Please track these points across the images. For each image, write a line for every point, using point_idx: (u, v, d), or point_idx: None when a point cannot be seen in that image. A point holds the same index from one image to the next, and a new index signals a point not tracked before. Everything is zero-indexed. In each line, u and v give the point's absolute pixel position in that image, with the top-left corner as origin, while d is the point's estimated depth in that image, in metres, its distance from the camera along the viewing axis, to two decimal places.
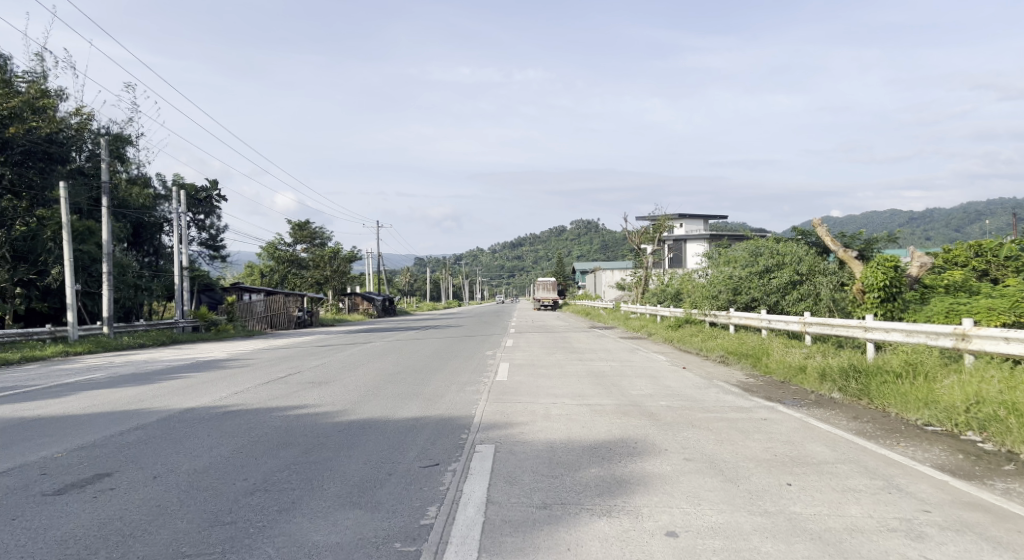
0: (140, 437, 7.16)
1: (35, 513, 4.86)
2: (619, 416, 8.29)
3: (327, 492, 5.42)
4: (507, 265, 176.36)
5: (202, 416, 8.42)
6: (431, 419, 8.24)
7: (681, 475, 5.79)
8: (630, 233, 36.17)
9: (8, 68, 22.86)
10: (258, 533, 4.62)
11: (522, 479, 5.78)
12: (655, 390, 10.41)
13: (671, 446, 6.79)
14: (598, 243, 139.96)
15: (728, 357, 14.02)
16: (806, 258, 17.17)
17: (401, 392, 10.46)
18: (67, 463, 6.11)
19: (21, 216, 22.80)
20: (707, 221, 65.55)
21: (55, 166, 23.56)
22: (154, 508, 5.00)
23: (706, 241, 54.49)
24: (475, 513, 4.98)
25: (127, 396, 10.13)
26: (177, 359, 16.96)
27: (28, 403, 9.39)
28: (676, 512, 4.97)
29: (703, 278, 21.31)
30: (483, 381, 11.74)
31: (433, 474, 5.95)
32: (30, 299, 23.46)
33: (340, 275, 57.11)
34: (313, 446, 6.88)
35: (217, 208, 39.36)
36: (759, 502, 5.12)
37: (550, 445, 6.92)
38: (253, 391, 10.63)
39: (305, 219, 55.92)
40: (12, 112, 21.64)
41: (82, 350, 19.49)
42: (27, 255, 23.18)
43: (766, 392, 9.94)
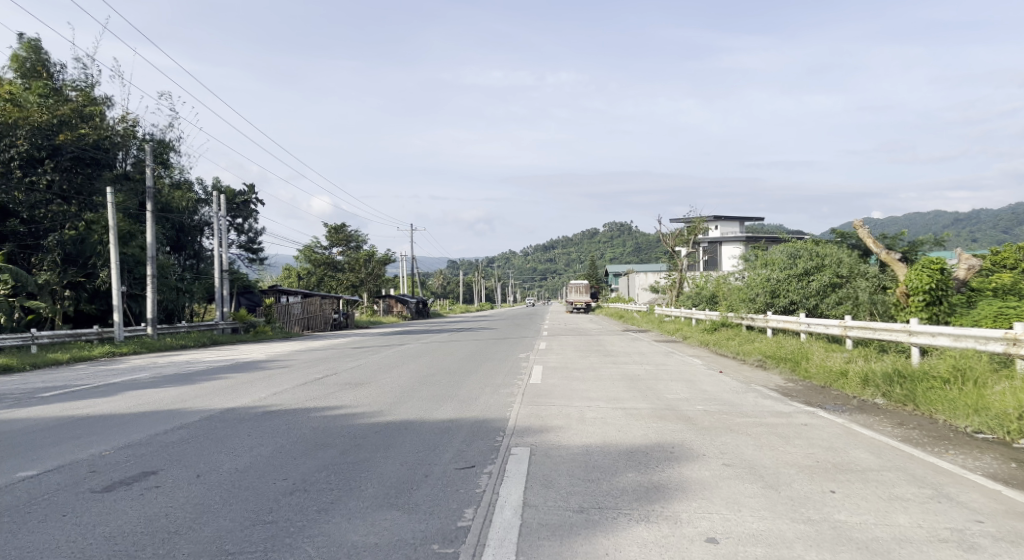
0: (183, 437, 7.31)
1: (85, 510, 4.99)
2: (655, 420, 8.24)
3: (365, 492, 5.48)
4: (540, 267, 176.18)
5: (243, 416, 8.59)
6: (465, 421, 8.28)
7: (720, 481, 5.72)
8: (664, 236, 35.94)
9: (57, 76, 23.84)
10: (298, 533, 4.67)
11: (558, 483, 5.77)
12: (691, 394, 10.27)
13: (709, 451, 6.71)
14: (632, 246, 139.12)
15: (766, 361, 13.77)
16: (846, 260, 16.91)
17: (436, 394, 10.50)
18: (114, 461, 6.26)
19: (70, 220, 23.29)
20: (743, 224, 64.74)
21: (102, 172, 24.18)
22: (198, 506, 5.11)
23: (743, 243, 53.78)
24: (512, 516, 4.98)
25: (172, 396, 10.37)
26: (218, 360, 17.34)
27: (77, 402, 9.66)
28: (716, 518, 4.91)
29: (739, 281, 21.01)
30: (518, 383, 11.75)
31: (469, 475, 5.98)
32: (80, 301, 24.11)
33: (375, 278, 57.70)
34: (351, 446, 6.98)
35: (256, 211, 40.05)
36: (802, 509, 5.03)
37: (586, 448, 6.89)
38: (291, 392, 10.81)
39: (341, 223, 56.24)
40: (61, 120, 22.62)
41: (127, 351, 20.02)
42: (76, 258, 23.70)
43: (806, 397, 9.76)
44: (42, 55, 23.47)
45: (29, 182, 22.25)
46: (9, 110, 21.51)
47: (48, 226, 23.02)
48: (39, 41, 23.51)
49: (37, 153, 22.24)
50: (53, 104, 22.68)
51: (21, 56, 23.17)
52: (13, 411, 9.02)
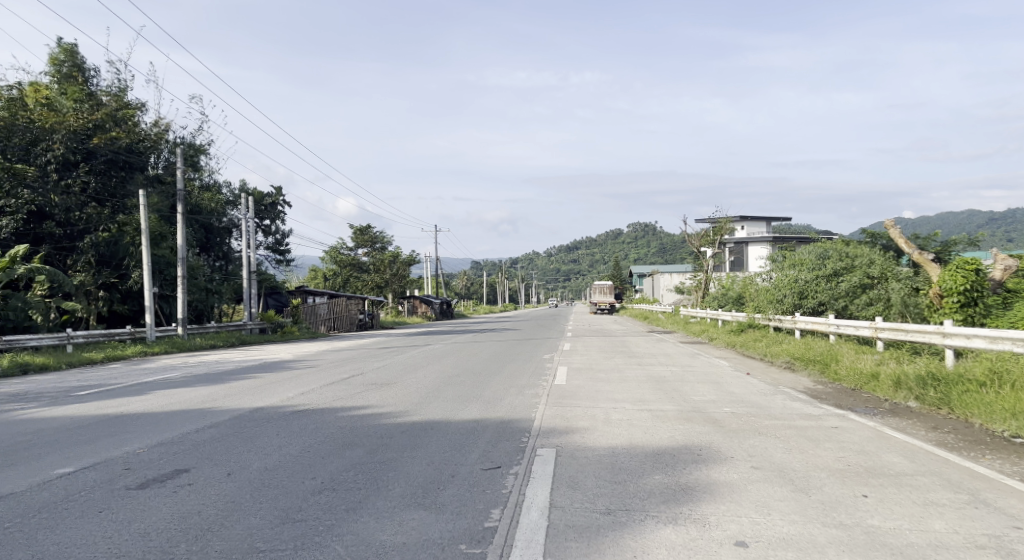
0: (213, 435, 7.41)
1: (121, 507, 5.08)
2: (682, 422, 8.17)
3: (393, 492, 5.51)
4: (564, 268, 175.92)
5: (271, 415, 8.69)
6: (490, 422, 8.28)
7: (749, 484, 5.66)
8: (689, 237, 35.63)
9: (92, 81, 24.25)
10: (326, 532, 4.71)
11: (585, 484, 5.76)
12: (718, 396, 10.17)
13: (738, 453, 6.64)
14: (657, 246, 138.29)
15: (794, 363, 13.60)
16: (878, 261, 16.69)
17: (461, 395, 10.52)
18: (148, 458, 6.38)
19: (104, 222, 23.66)
20: (770, 224, 64.05)
21: (135, 175, 24.66)
22: (229, 504, 5.18)
23: (770, 243, 53.16)
24: (539, 517, 4.98)
25: (202, 395, 10.51)
26: (247, 360, 17.54)
27: (111, 401, 9.83)
28: (745, 522, 4.86)
29: (766, 282, 20.78)
30: (542, 385, 11.72)
31: (495, 476, 5.99)
32: (113, 301, 24.61)
33: (400, 279, 58.02)
34: (378, 446, 7.02)
35: (283, 213, 40.53)
36: (834, 514, 4.96)
37: (612, 450, 6.85)
38: (318, 392, 10.90)
39: (367, 224, 56.60)
40: (95, 123, 23.23)
41: (158, 351, 20.34)
42: (110, 260, 24.10)
43: (836, 400, 9.62)
44: (78, 59, 23.98)
45: (65, 185, 22.76)
46: (46, 115, 22.09)
47: (83, 228, 23.42)
48: (76, 45, 24.03)
49: (72, 157, 22.77)
50: (88, 109, 23.28)
51: (59, 59, 23.69)
52: (49, 409, 9.21)
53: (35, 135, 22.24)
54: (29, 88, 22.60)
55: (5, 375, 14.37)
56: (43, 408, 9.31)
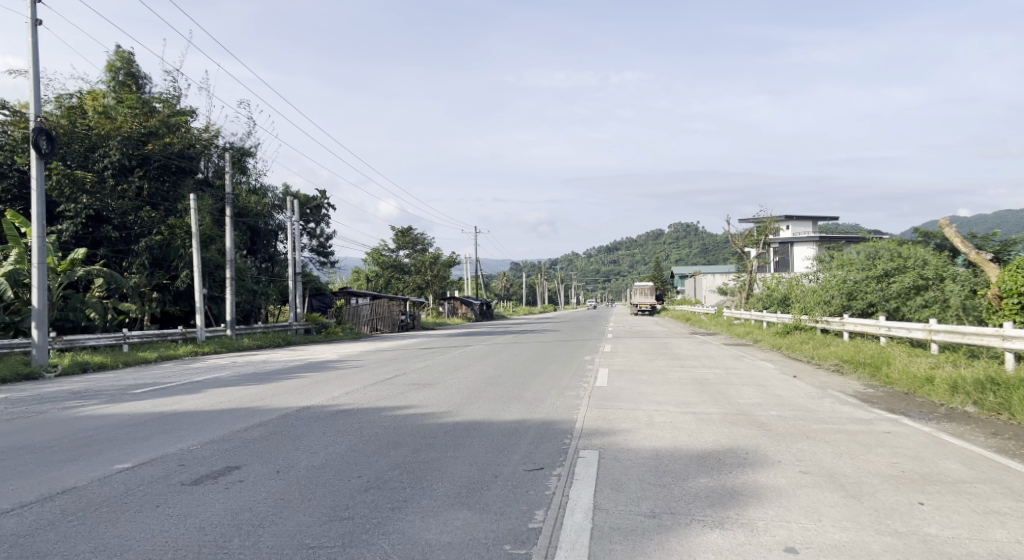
0: (262, 434, 7.57)
1: (177, 501, 5.23)
2: (728, 425, 8.06)
3: (437, 492, 5.55)
4: (604, 269, 175.10)
5: (317, 414, 8.83)
6: (532, 423, 8.28)
7: (799, 489, 5.55)
8: (732, 237, 35.07)
9: (144, 88, 25.03)
10: (374, 529, 4.77)
11: (629, 487, 5.71)
12: (764, 399, 9.99)
13: (786, 458, 6.51)
14: (699, 247, 136.77)
15: (843, 366, 13.31)
16: (932, 260, 16.23)
17: (503, 396, 10.54)
18: (201, 456, 6.54)
19: (155, 225, 24.23)
20: (816, 224, 62.78)
21: (186, 179, 25.40)
22: (279, 502, 5.28)
23: (816, 243, 51.96)
24: (583, 519, 4.96)
25: (249, 394, 10.72)
26: (292, 360, 17.87)
27: (165, 399, 10.10)
28: (794, 527, 4.77)
29: (813, 283, 20.34)
30: (584, 386, 11.66)
31: (538, 477, 5.99)
32: (166, 303, 25.23)
33: (440, 280, 58.41)
34: (421, 446, 7.08)
35: (327, 216, 41.18)
36: (888, 521, 4.84)
37: (656, 453, 6.79)
38: (362, 391, 11.04)
39: (408, 226, 57.11)
40: (151, 130, 24.00)
41: (209, 351, 20.86)
42: (163, 262, 24.76)
43: (888, 404, 9.36)
44: (133, 67, 24.90)
45: (121, 190, 23.56)
46: (102, 122, 22.95)
47: (138, 232, 24.13)
48: (132, 54, 24.95)
49: (128, 162, 23.63)
50: (143, 116, 24.04)
51: (115, 67, 24.61)
52: (106, 406, 9.54)
53: (93, 141, 23.15)
54: (87, 96, 23.57)
55: (65, 373, 14.89)
56: (101, 405, 9.64)
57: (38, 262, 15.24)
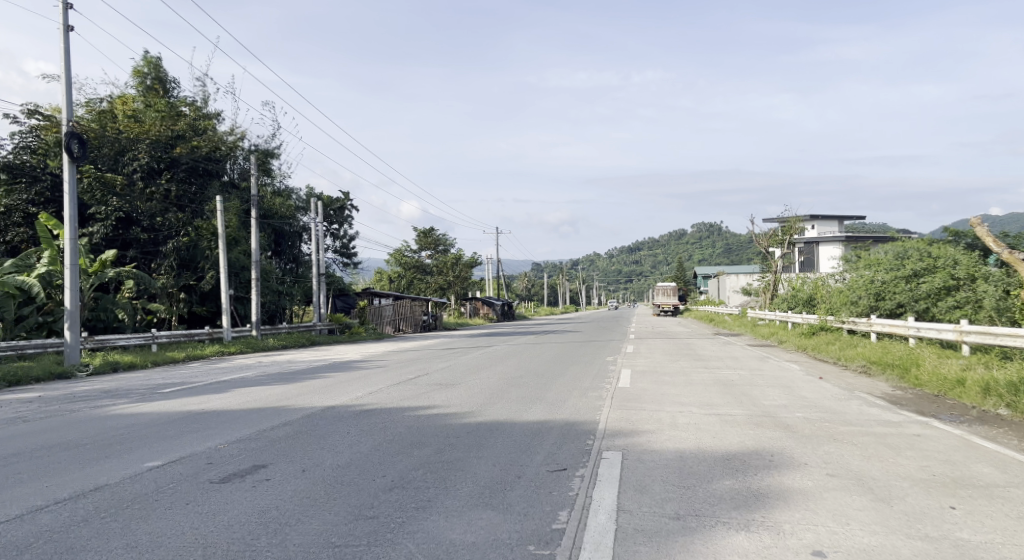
0: (287, 433, 7.64)
1: (206, 499, 5.31)
2: (753, 427, 7.99)
3: (460, 492, 5.57)
4: (627, 269, 174.32)
5: (342, 414, 8.90)
6: (555, 424, 8.26)
7: (826, 492, 5.48)
8: (757, 237, 34.73)
9: (171, 92, 25.51)
10: (398, 529, 4.80)
11: (653, 488, 5.68)
12: (790, 401, 9.89)
13: (812, 460, 6.44)
14: (723, 246, 135.60)
15: (871, 367, 13.11)
16: (963, 260, 15.93)
17: (525, 397, 10.53)
18: (228, 455, 6.62)
19: (181, 226, 24.50)
20: (843, 223, 61.88)
21: (212, 181, 25.70)
22: (305, 500, 5.33)
23: (842, 243, 51.20)
24: (607, 520, 4.95)
25: (274, 394, 10.83)
26: (316, 360, 18.04)
27: (193, 398, 10.25)
28: (822, 531, 4.71)
29: (840, 283, 20.10)
30: (607, 387, 11.62)
31: (562, 478, 5.98)
32: (192, 303, 25.59)
33: (462, 280, 58.60)
34: (444, 446, 7.11)
35: (350, 217, 41.46)
36: (918, 525, 4.76)
37: (680, 454, 6.75)
38: (386, 391, 11.11)
39: (430, 227, 57.35)
40: (179, 133, 24.42)
41: (234, 351, 21.13)
42: (190, 262, 25.07)
43: (918, 406, 9.22)
44: (161, 72, 25.40)
45: (149, 192, 23.90)
46: (131, 125, 23.36)
47: (166, 234, 24.46)
48: (160, 59, 25.42)
49: (157, 165, 24.02)
50: (171, 119, 24.42)
51: (143, 72, 25.09)
52: (135, 405, 9.70)
53: (123, 145, 23.53)
54: (118, 101, 24.03)
55: (96, 372, 15.15)
56: (131, 404, 9.80)
57: (70, 263, 15.53)
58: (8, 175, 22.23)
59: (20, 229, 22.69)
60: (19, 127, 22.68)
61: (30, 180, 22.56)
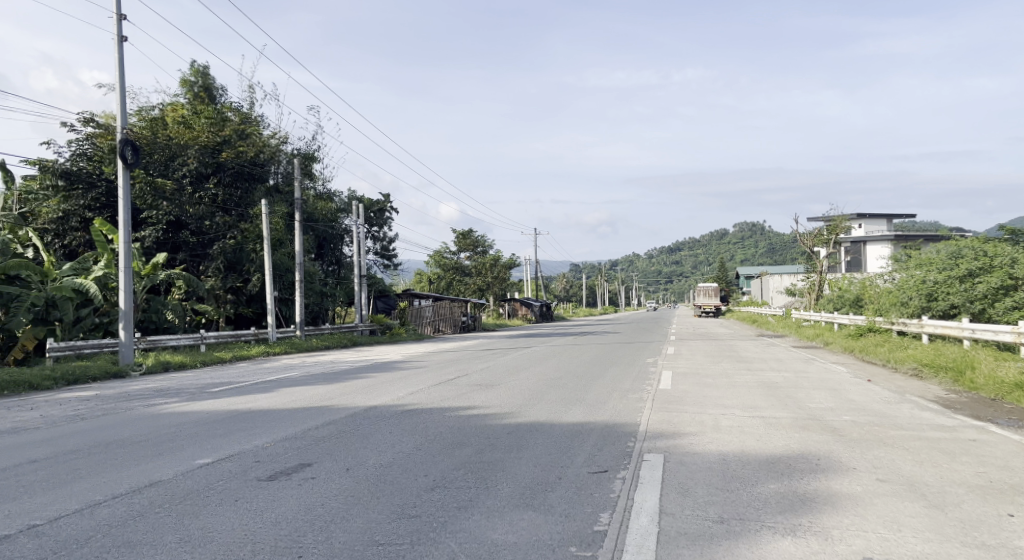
0: (330, 432, 7.76)
1: (255, 496, 5.42)
2: (798, 430, 7.84)
3: (501, 492, 5.59)
4: (667, 270, 172.69)
5: (384, 414, 9.00)
6: (595, 426, 8.22)
7: (876, 498, 5.35)
8: (802, 237, 34.07)
9: (218, 98, 26.39)
10: (441, 528, 4.84)
11: (695, 491, 5.62)
12: (837, 404, 9.67)
13: (861, 464, 6.29)
14: (766, 246, 133.19)
15: (923, 370, 12.75)
16: (1021, 260, 15.41)
17: (566, 398, 10.50)
18: (274, 453, 6.75)
19: (229, 230, 25.00)
20: (892, 222, 60.31)
21: (257, 185, 26.17)
22: (349, 498, 5.41)
23: (891, 242, 49.82)
24: (649, 523, 4.91)
25: (318, 394, 11.01)
26: (359, 360, 18.31)
27: (240, 398, 10.48)
28: (872, 537, 4.60)
29: (890, 283, 19.59)
30: (647, 389, 11.54)
31: (603, 480, 5.95)
32: (239, 304, 26.19)
33: (502, 281, 58.76)
34: (485, 446, 7.14)
35: (390, 219, 42.02)
36: (975, 533, 4.62)
37: (723, 457, 6.65)
38: (426, 391, 11.19)
39: (469, 228, 57.69)
40: (225, 139, 24.94)
41: (279, 351, 21.56)
42: (237, 265, 25.53)
43: (973, 410, 8.93)
44: (207, 80, 26.32)
45: (197, 197, 24.49)
46: (181, 131, 24.11)
47: (213, 237, 24.95)
48: (208, 68, 26.26)
49: (205, 170, 24.59)
50: (218, 125, 25.03)
51: (190, 81, 26.09)
52: (185, 404, 9.96)
53: (173, 151, 24.28)
54: (169, 109, 24.90)
55: (148, 372, 15.58)
56: (181, 403, 10.07)
57: (124, 266, 16.02)
58: (66, 181, 22.97)
59: (77, 233, 23.46)
60: (76, 135, 23.48)
61: (87, 187, 23.28)
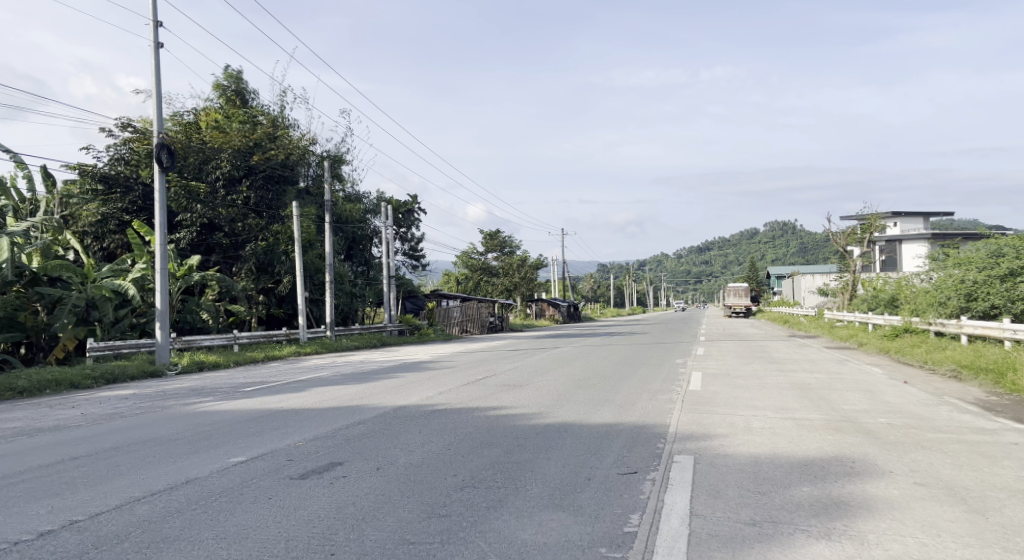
0: (360, 432, 7.82)
1: (288, 494, 5.50)
2: (831, 432, 7.72)
3: (530, 492, 5.59)
4: (696, 270, 171.08)
5: (413, 414, 9.05)
6: (625, 427, 8.17)
7: (913, 502, 5.24)
8: (835, 235, 33.52)
9: (249, 100, 26.88)
10: (471, 528, 4.85)
11: (727, 493, 5.56)
12: (872, 405, 9.50)
13: (897, 468, 6.18)
14: (797, 246, 131.23)
15: (962, 372, 12.45)
16: None
17: (594, 398, 10.46)
18: (306, 452, 6.84)
19: (261, 232, 25.38)
20: (929, 220, 58.98)
21: (287, 187, 26.50)
22: (379, 497, 5.45)
23: (929, 241, 48.73)
24: (679, 524, 4.88)
25: (348, 393, 11.11)
26: (387, 360, 18.46)
27: (271, 397, 10.62)
28: (910, 542, 4.51)
29: (928, 283, 19.16)
30: (677, 390, 11.45)
31: (632, 481, 5.92)
32: (271, 305, 26.59)
33: (529, 282, 58.74)
34: (513, 446, 7.15)
35: (418, 220, 42.27)
36: (1017, 539, 4.50)
37: (755, 459, 6.58)
38: (455, 391, 11.23)
39: (496, 228, 57.76)
40: (256, 142, 25.28)
41: (310, 351, 21.81)
42: (268, 267, 25.82)
43: (1014, 413, 8.70)
44: (240, 84, 26.81)
45: (230, 199, 24.87)
46: (216, 136, 24.50)
47: (245, 239, 25.30)
48: (241, 72, 26.73)
49: (237, 173, 24.95)
50: (249, 128, 25.37)
51: (224, 85, 26.58)
52: (219, 403, 10.12)
53: (207, 154, 24.60)
54: (203, 114, 25.51)
55: (184, 371, 15.87)
56: (215, 402, 10.24)
57: (161, 268, 16.32)
58: (104, 186, 23.57)
59: (115, 236, 23.94)
60: (113, 139, 24.02)
61: (124, 191, 23.84)
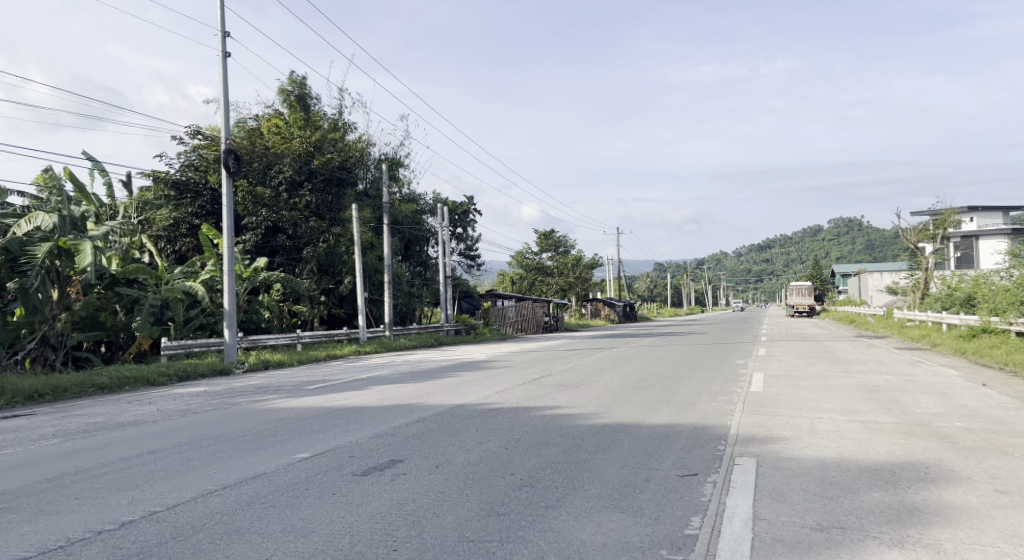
0: (419, 430, 7.92)
1: (351, 490, 5.61)
2: (903, 436, 7.43)
3: (588, 492, 5.56)
4: (756, 268, 167.35)
5: (470, 413, 9.11)
6: (685, 428, 8.05)
7: (993, 510, 5.00)
8: (906, 232, 32.26)
9: (310, 105, 27.50)
10: (529, 527, 4.85)
11: (791, 497, 5.42)
12: (946, 409, 9.11)
13: (975, 474, 5.90)
14: (864, 243, 126.85)
15: None
16: None
17: (652, 399, 10.34)
18: (367, 449, 6.96)
19: (322, 234, 26.04)
20: (1009, 215, 56.15)
21: (346, 189, 27.12)
22: (439, 495, 5.50)
23: (1008, 236, 46.40)
24: (742, 528, 4.78)
25: (407, 392, 11.26)
26: (445, 359, 18.65)
27: (333, 395, 10.85)
28: (990, 552, 4.30)
29: (1008, 280, 18.24)
30: (737, 391, 11.20)
31: (693, 483, 5.82)
32: (332, 304, 27.22)
33: (584, 281, 58.54)
34: (570, 446, 7.12)
35: (474, 220, 42.65)
36: None
37: (822, 462, 6.39)
38: (512, 391, 11.26)
39: (551, 228, 57.77)
40: (316, 145, 25.95)
41: (370, 350, 22.20)
42: (329, 267, 26.54)
43: None
44: (303, 89, 27.40)
45: (294, 202, 25.43)
46: (278, 141, 25.16)
47: (307, 240, 25.95)
48: (304, 78, 27.40)
49: (299, 177, 25.60)
50: (309, 133, 26.06)
51: (288, 90, 27.24)
52: (284, 401, 10.38)
53: (270, 159, 25.23)
54: (266, 120, 26.29)
55: (251, 370, 16.37)
56: (280, 400, 10.52)
57: (229, 269, 16.84)
58: (176, 191, 24.55)
59: (186, 239, 24.88)
60: (184, 146, 24.93)
61: (193, 196, 24.80)
